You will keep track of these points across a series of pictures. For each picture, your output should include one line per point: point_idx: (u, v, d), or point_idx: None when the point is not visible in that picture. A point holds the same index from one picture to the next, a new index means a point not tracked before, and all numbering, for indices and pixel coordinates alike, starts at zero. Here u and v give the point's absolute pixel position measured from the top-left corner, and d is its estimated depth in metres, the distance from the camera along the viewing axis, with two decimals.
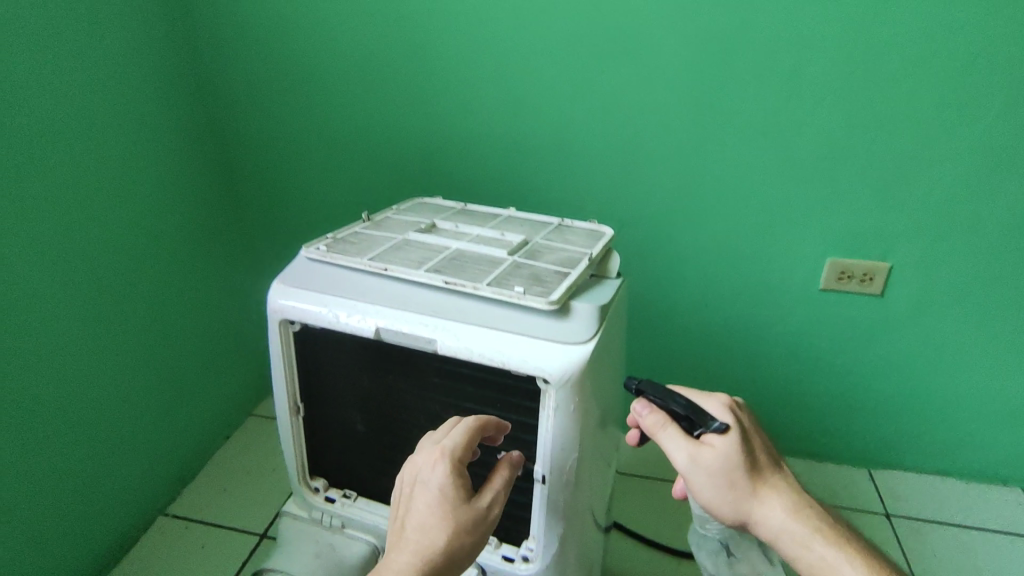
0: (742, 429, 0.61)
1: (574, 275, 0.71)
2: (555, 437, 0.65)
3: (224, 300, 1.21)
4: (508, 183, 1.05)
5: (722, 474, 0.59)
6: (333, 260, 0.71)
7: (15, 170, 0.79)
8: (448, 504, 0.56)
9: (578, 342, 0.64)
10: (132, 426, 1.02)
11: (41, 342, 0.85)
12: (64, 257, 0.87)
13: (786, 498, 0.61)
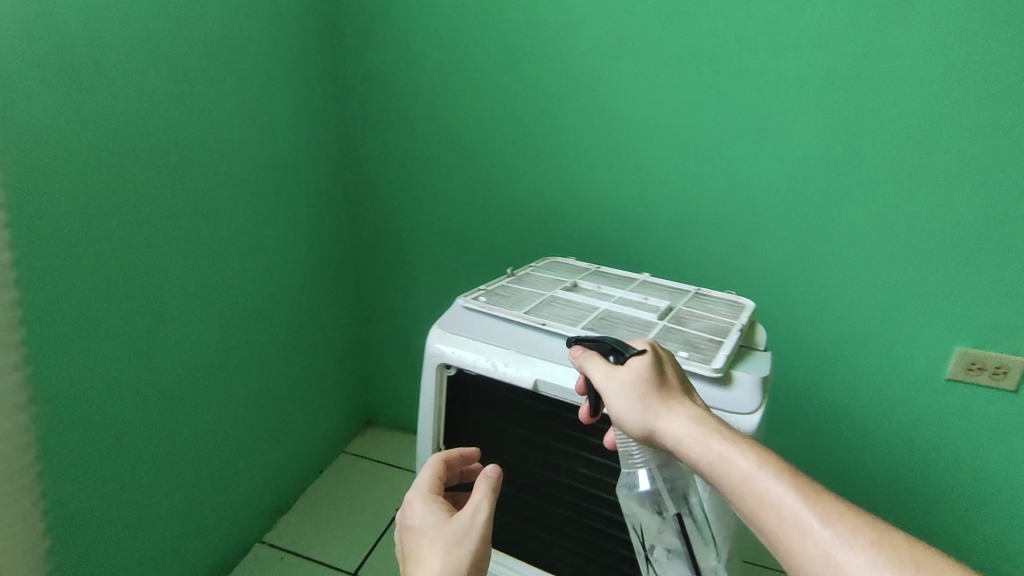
0: (661, 357, 0.56)
1: (730, 344, 0.69)
2: (714, 507, 0.62)
3: (320, 339, 1.34)
4: (617, 247, 1.06)
5: (635, 390, 0.53)
6: (492, 312, 0.75)
7: (191, 215, 0.92)
8: (426, 526, 0.54)
9: (744, 412, 0.60)
10: (243, 446, 1.15)
11: (192, 364, 0.98)
12: (221, 293, 1.01)
13: (695, 412, 0.50)
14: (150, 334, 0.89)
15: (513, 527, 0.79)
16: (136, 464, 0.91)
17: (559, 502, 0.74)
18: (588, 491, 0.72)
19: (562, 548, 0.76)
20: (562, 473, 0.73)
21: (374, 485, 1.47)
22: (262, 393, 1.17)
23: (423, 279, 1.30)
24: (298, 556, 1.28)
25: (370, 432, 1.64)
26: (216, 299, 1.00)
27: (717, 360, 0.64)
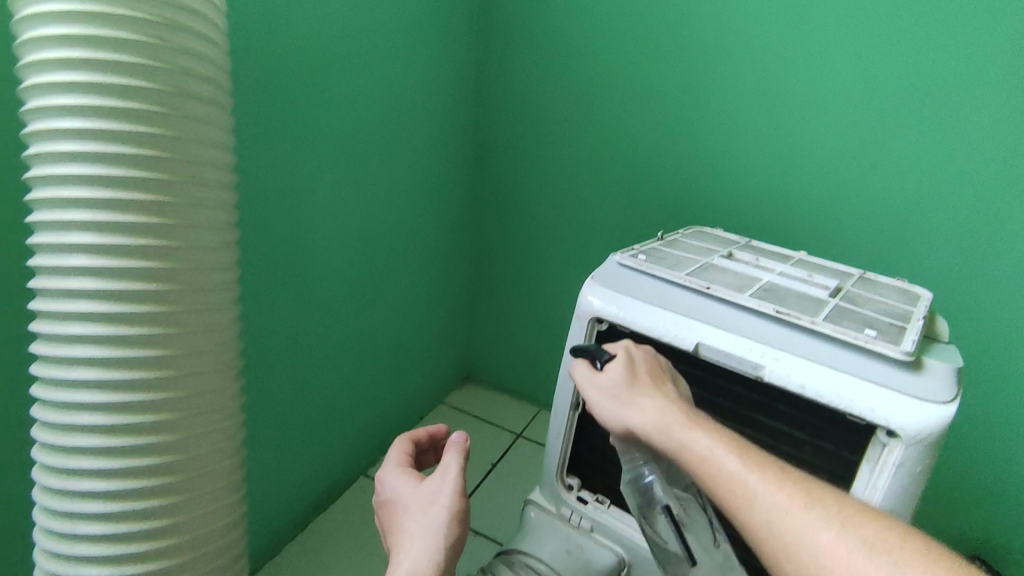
0: (633, 358, 0.61)
1: (915, 328, 0.64)
2: (887, 494, 0.58)
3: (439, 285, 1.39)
4: (764, 211, 1.07)
5: (613, 391, 0.58)
6: (650, 272, 0.74)
7: (360, 145, 0.98)
8: (404, 498, 0.63)
9: (939, 400, 0.56)
10: (371, 374, 1.23)
11: (342, 296, 1.05)
12: (374, 225, 1.07)
13: (665, 403, 0.56)
14: (314, 257, 0.95)
15: None
16: (280, 379, 0.97)
17: None
18: None
19: None
20: None
21: (474, 436, 1.52)
22: (384, 332, 1.22)
23: (551, 233, 1.34)
24: None
25: (466, 387, 1.69)
26: (363, 238, 1.05)
27: (907, 343, 0.60)
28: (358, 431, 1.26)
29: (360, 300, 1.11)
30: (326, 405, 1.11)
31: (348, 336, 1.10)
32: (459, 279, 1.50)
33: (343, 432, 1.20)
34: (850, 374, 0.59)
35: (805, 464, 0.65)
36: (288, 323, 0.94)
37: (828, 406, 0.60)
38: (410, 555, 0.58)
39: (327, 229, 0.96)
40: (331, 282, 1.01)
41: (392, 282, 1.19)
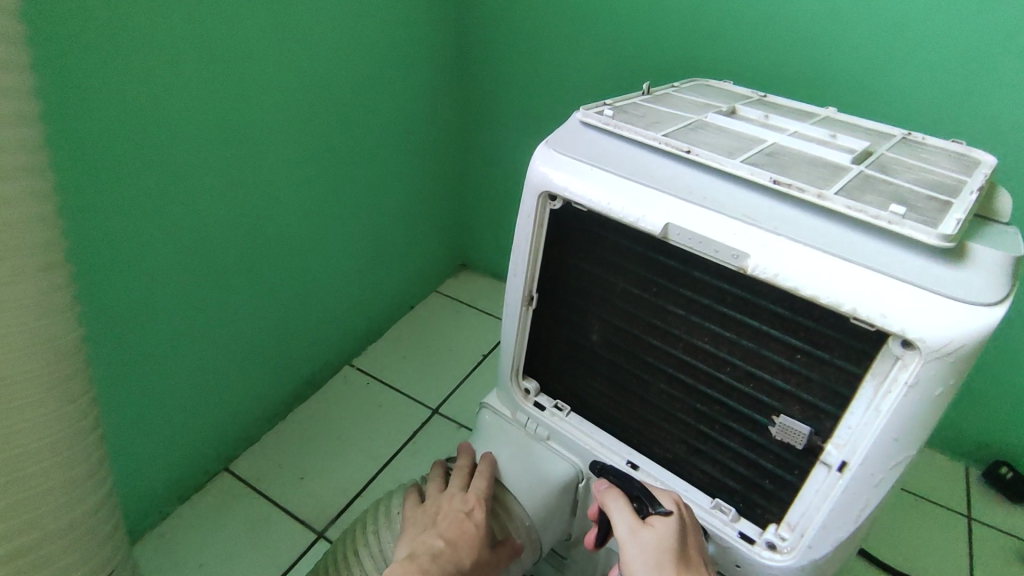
0: (686, 524, 0.56)
1: (965, 203, 0.47)
2: (894, 418, 0.45)
3: (413, 157, 1.27)
4: (785, 66, 0.87)
5: (656, 560, 0.53)
6: (619, 133, 0.58)
7: None
8: (425, 522, 0.64)
9: (981, 302, 0.41)
10: (332, 251, 1.15)
11: (281, 154, 0.96)
12: (315, 76, 0.95)
13: None
14: (232, 108, 0.84)
15: (605, 397, 0.67)
16: (207, 250, 0.89)
17: (667, 379, 0.60)
18: (708, 372, 0.57)
19: (661, 431, 0.63)
20: (678, 346, 0.58)
21: (463, 325, 1.43)
22: (336, 214, 1.12)
23: (530, 85, 1.18)
24: (382, 384, 1.28)
25: (462, 275, 1.59)
26: (286, 102, 0.93)
27: (948, 224, 0.44)
28: (328, 313, 1.20)
29: (292, 176, 0.99)
30: (277, 280, 1.05)
31: (283, 216, 1.01)
32: (440, 156, 1.35)
33: (299, 320, 1.13)
34: (862, 267, 0.44)
35: (795, 377, 0.51)
36: (195, 194, 0.85)
37: (830, 309, 0.46)
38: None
39: (230, 93, 0.83)
40: (246, 153, 0.89)
41: (335, 157, 1.07)
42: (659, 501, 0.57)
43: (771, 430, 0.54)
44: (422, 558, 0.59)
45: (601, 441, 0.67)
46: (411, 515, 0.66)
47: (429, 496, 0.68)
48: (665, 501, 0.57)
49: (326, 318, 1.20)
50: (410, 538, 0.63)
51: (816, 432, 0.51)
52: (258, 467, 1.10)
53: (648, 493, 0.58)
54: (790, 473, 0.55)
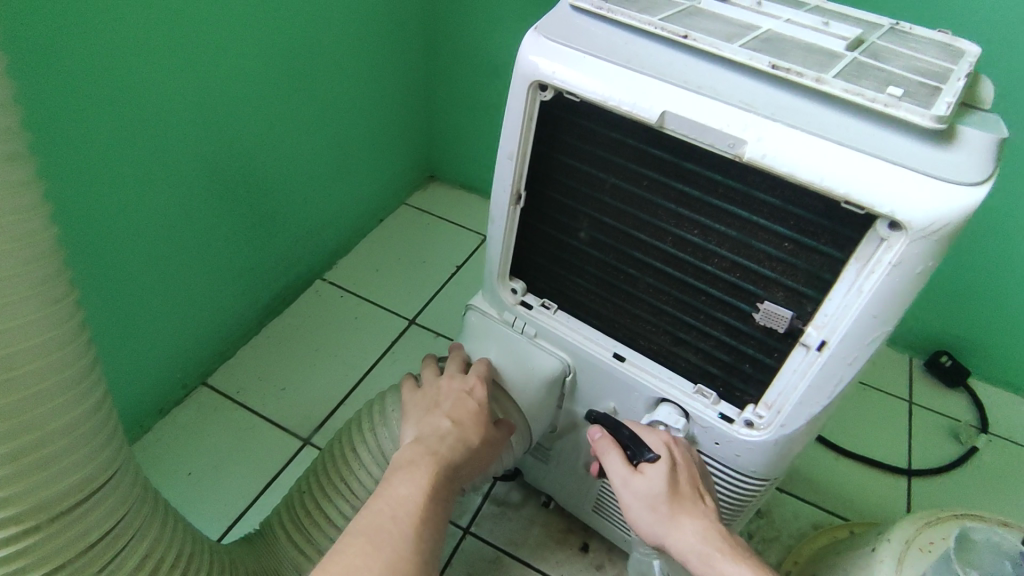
0: (676, 461, 0.61)
1: (954, 89, 0.48)
2: (876, 297, 0.48)
3: (380, 56, 1.20)
4: None
5: (648, 502, 0.61)
6: (613, 18, 0.55)
7: None
8: (428, 404, 0.68)
9: (966, 182, 0.43)
10: (299, 159, 1.10)
11: (243, 51, 0.90)
12: None
13: (702, 523, 0.60)
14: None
15: (592, 295, 0.68)
16: (172, 154, 0.85)
17: (654, 274, 0.62)
18: (696, 265, 0.58)
19: (646, 323, 0.65)
20: (666, 241, 0.59)
21: (435, 238, 1.41)
22: (300, 119, 1.06)
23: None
24: (357, 297, 1.27)
25: (433, 185, 1.54)
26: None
27: (940, 106, 0.44)
28: (298, 224, 1.17)
29: (250, 76, 0.93)
30: (246, 190, 1.01)
31: (245, 121, 0.95)
32: (409, 57, 1.27)
33: (268, 233, 1.10)
34: (857, 150, 0.44)
35: (781, 265, 0.53)
36: (154, 92, 0.79)
37: (821, 195, 0.47)
38: (457, 464, 0.63)
39: None
40: (202, 49, 0.83)
41: (296, 57, 1.00)
42: (649, 445, 0.62)
43: (753, 315, 0.57)
44: (430, 435, 0.64)
45: (586, 335, 0.69)
46: (411, 398, 0.69)
47: (427, 380, 0.71)
48: (653, 444, 0.63)
49: (297, 228, 1.17)
50: (415, 419, 0.67)
51: (798, 316, 0.54)
52: (236, 381, 1.10)
53: (638, 438, 0.63)
54: (769, 356, 0.58)
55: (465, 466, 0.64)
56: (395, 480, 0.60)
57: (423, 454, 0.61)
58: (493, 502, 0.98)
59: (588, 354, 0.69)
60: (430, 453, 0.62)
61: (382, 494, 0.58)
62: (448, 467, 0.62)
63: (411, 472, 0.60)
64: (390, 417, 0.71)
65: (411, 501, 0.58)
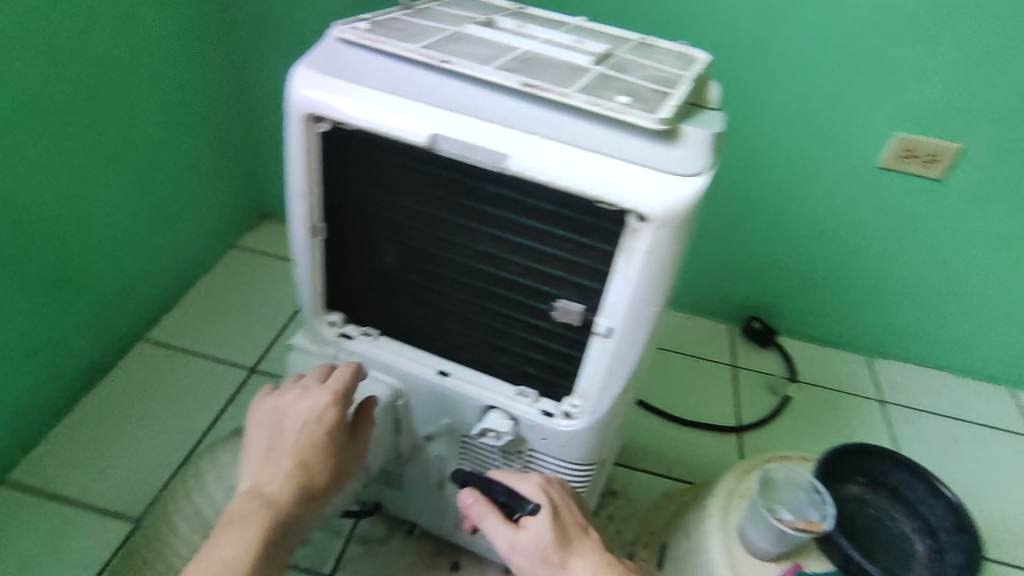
0: (556, 506, 0.62)
1: (679, 94, 0.55)
2: (639, 282, 0.53)
3: (191, 96, 1.14)
4: None
5: (536, 555, 0.60)
6: (378, 47, 0.56)
7: None
8: (271, 429, 0.61)
9: (688, 174, 0.49)
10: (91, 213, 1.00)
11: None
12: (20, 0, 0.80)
13: (594, 560, 0.60)
14: None
15: (409, 316, 0.68)
16: None
17: (462, 287, 0.64)
18: (496, 274, 0.62)
19: (464, 336, 0.67)
20: (466, 254, 0.61)
21: (272, 278, 1.35)
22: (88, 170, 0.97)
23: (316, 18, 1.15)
24: (187, 353, 1.17)
25: (266, 227, 1.48)
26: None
27: (664, 110, 0.50)
28: (103, 284, 1.06)
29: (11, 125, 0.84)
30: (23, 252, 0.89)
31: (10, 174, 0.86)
32: (221, 100, 1.22)
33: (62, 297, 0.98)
34: (599, 154, 0.49)
35: (566, 264, 0.57)
36: None
37: (579, 197, 0.51)
38: (298, 506, 0.60)
39: None
40: None
41: (76, 104, 0.92)
42: (525, 497, 0.62)
43: (552, 313, 0.61)
44: (272, 475, 0.59)
45: (410, 356, 0.70)
46: (258, 412, 0.62)
47: (282, 387, 0.64)
48: (530, 494, 0.63)
49: (102, 288, 1.06)
50: (256, 447, 0.61)
51: (588, 308, 0.59)
52: (45, 470, 0.96)
53: (513, 493, 0.63)
54: (573, 349, 0.62)
55: (312, 504, 0.61)
56: (223, 539, 0.57)
57: (256, 504, 0.58)
58: (357, 541, 0.95)
59: (415, 375, 0.69)
60: (267, 502, 0.58)
61: (206, 556, 0.56)
62: (284, 515, 0.59)
63: (242, 525, 0.57)
64: (208, 476, 0.68)
65: (238, 563, 0.55)
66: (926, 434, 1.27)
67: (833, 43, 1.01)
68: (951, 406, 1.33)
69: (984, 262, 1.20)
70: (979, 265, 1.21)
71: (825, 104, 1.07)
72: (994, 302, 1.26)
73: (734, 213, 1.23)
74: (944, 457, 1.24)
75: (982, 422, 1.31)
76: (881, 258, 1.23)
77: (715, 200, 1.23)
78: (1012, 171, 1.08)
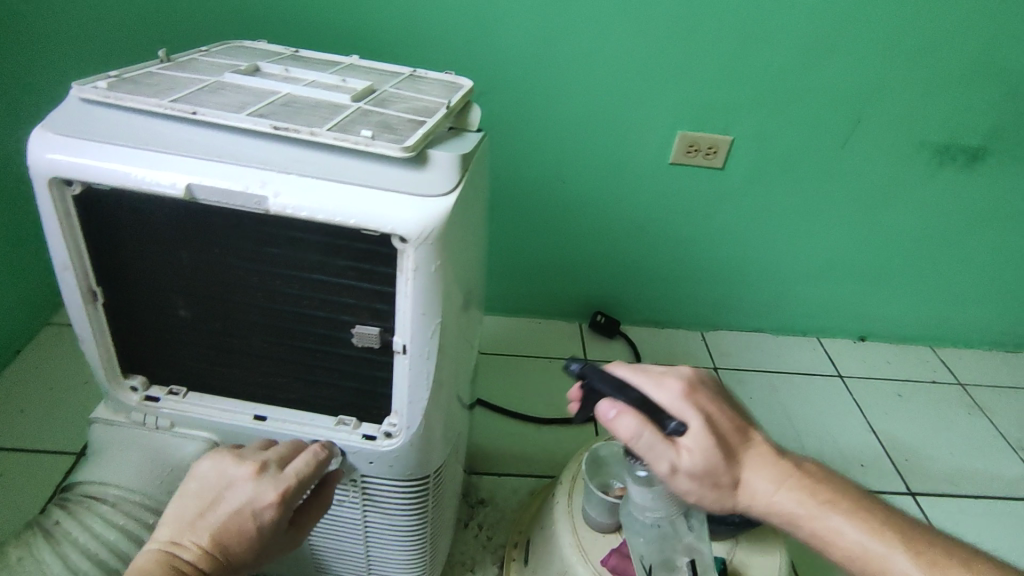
0: (708, 413, 0.60)
1: (430, 121, 0.59)
2: (416, 298, 0.56)
3: None
4: None
5: (718, 470, 0.59)
6: (124, 104, 0.55)
7: None
8: (213, 500, 0.60)
9: (436, 195, 0.53)
10: None
11: None
12: None
13: (772, 469, 0.62)
14: None
15: (215, 366, 0.67)
16: None
17: (261, 329, 0.65)
18: (292, 310, 0.63)
19: (275, 376, 0.67)
20: (258, 296, 0.62)
21: None
22: None
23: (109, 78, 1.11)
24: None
25: None
26: None
27: (410, 138, 0.55)
28: None
29: None
30: None
31: None
32: (4, 169, 1.12)
33: None
34: (350, 184, 0.52)
35: (354, 291, 0.60)
36: None
37: (343, 227, 0.54)
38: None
39: None
40: None
41: None
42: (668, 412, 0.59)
43: (352, 340, 0.63)
44: (193, 542, 0.58)
45: (223, 406, 0.68)
46: (205, 471, 0.61)
47: (241, 459, 0.62)
48: (674, 405, 0.59)
49: None
50: (182, 513, 0.59)
51: (384, 329, 0.61)
52: None
53: (644, 403, 0.58)
54: (380, 370, 0.65)
55: None
56: None
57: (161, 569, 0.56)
58: None
59: (231, 425, 0.68)
60: (175, 568, 0.56)
61: None
62: None
63: None
64: None
65: None
66: (755, 390, 1.44)
67: (610, 55, 1.13)
68: (770, 361, 1.52)
69: (771, 234, 1.40)
70: (768, 236, 1.40)
71: (614, 111, 1.19)
72: (787, 266, 1.46)
73: (559, 218, 1.33)
74: (771, 407, 1.40)
75: (796, 371, 1.51)
76: (689, 240, 1.39)
77: (539, 209, 1.32)
78: (775, 154, 1.27)
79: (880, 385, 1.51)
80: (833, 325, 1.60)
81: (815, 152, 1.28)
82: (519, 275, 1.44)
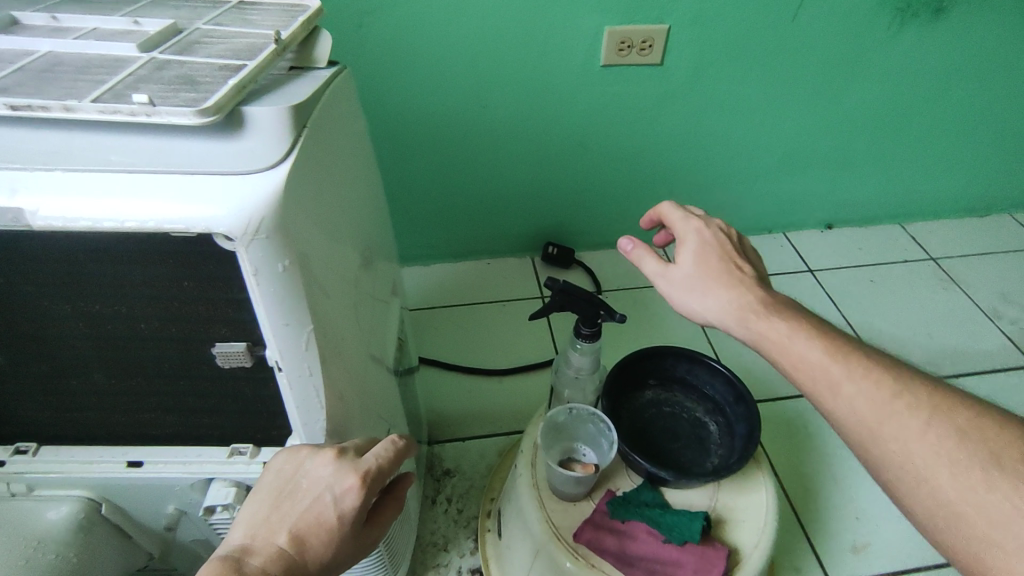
0: (709, 241, 0.65)
1: (248, 65, 0.44)
2: (270, 305, 0.43)
3: None
4: None
5: (701, 276, 0.62)
6: None
7: None
8: (288, 493, 0.50)
9: (263, 167, 0.41)
10: None
11: None
12: None
13: (748, 295, 0.60)
14: None
15: (64, 413, 0.54)
16: None
17: (102, 365, 0.50)
18: (131, 338, 0.48)
19: (142, 414, 0.54)
20: (80, 327, 0.47)
21: None
22: None
23: None
24: None
25: None
26: None
27: (212, 95, 0.39)
28: None
29: None
30: None
31: None
32: None
33: None
34: (147, 171, 0.39)
35: (200, 305, 0.46)
36: None
37: (146, 231, 0.40)
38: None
39: None
40: None
41: None
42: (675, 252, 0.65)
43: (215, 362, 0.49)
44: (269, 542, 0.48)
45: (86, 458, 0.56)
46: (278, 466, 0.51)
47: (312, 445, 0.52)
48: (687, 232, 0.66)
49: None
50: (255, 514, 0.50)
51: (251, 344, 0.48)
52: None
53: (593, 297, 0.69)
54: (263, 389, 0.52)
55: None
56: None
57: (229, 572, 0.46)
58: None
59: (100, 478, 0.56)
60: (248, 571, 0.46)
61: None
62: None
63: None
64: None
65: None
66: None
67: None
68: None
69: (724, 130, 1.27)
70: (721, 133, 1.27)
71: (529, 13, 1.01)
72: (744, 162, 1.34)
73: (488, 145, 1.18)
74: None
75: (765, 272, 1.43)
76: (636, 150, 1.26)
77: (464, 140, 1.17)
78: (719, 38, 1.11)
79: (853, 273, 1.44)
80: (799, 217, 1.51)
81: (763, 30, 1.12)
82: (458, 216, 1.31)
